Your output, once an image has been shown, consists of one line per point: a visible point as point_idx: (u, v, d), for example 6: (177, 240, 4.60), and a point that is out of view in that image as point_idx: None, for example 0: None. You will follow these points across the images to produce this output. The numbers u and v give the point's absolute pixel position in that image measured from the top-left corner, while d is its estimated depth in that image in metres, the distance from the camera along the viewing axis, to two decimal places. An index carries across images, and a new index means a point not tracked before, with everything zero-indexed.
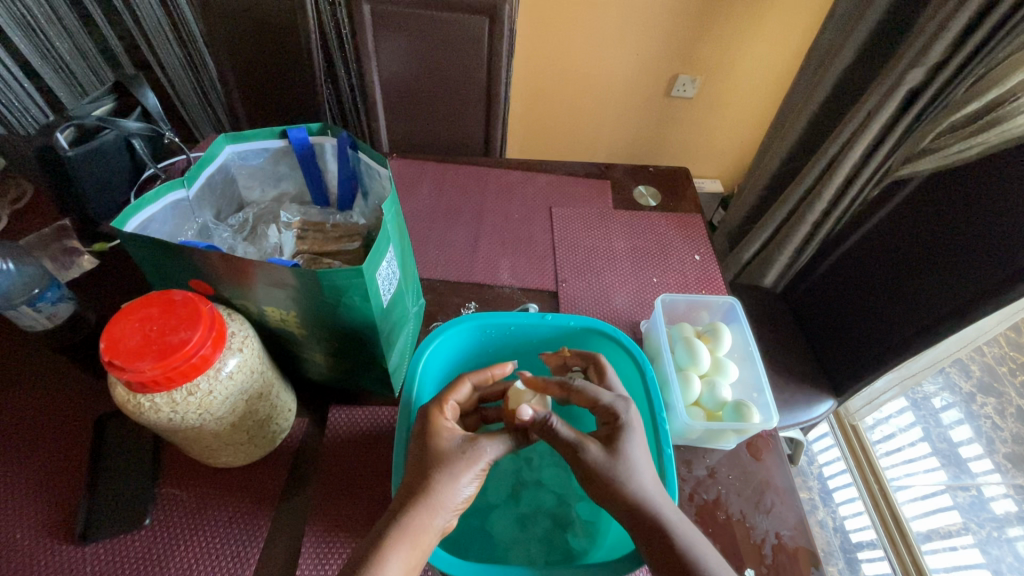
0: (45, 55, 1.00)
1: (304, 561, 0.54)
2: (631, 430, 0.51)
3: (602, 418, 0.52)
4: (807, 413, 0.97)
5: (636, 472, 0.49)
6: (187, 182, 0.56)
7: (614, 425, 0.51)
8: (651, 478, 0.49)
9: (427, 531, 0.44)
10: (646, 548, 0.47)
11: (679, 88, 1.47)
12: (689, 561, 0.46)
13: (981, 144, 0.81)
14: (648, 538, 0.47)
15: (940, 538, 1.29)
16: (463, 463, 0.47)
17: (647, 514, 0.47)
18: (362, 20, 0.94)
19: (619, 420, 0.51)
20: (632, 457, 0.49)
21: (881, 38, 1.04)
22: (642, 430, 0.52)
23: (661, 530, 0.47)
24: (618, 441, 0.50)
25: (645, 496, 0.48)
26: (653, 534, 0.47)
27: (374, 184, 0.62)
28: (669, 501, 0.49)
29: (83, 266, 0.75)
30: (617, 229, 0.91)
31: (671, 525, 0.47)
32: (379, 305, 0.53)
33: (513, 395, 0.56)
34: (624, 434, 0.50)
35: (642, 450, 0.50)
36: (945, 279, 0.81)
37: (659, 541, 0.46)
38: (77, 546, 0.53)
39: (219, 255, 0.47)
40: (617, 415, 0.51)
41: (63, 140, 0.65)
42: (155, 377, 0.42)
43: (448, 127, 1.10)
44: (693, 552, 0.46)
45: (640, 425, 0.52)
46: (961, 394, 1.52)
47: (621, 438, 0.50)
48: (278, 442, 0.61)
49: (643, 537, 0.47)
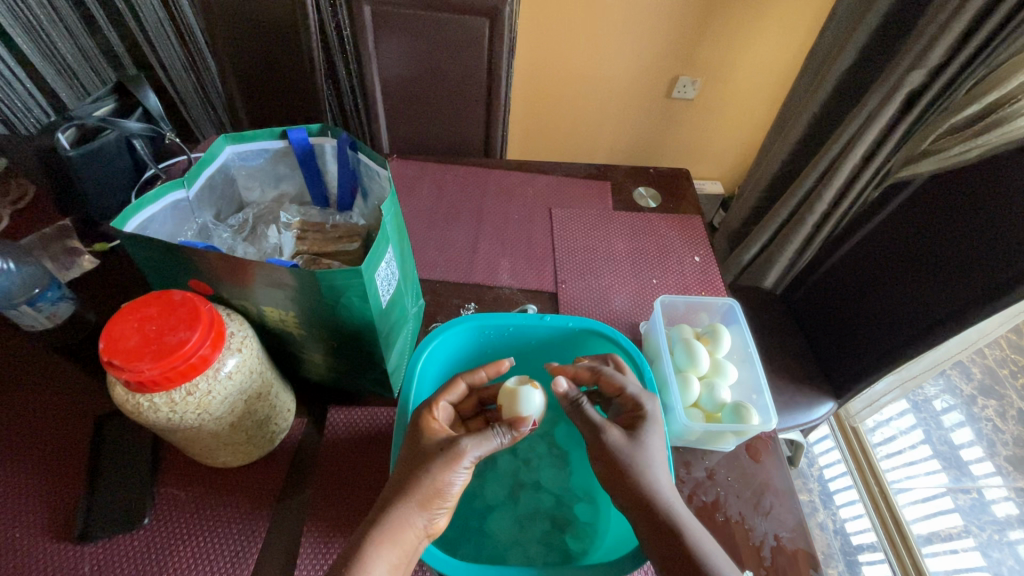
0: (47, 55, 0.99)
1: (302, 562, 0.54)
2: (653, 421, 0.53)
3: (625, 405, 0.55)
4: (807, 415, 0.97)
5: (652, 464, 0.50)
6: (187, 182, 0.56)
7: (637, 413, 0.53)
8: (666, 472, 0.50)
9: (407, 529, 0.45)
10: (654, 544, 0.47)
11: (680, 90, 1.47)
12: (696, 557, 0.45)
13: (981, 146, 0.82)
14: (658, 533, 0.47)
15: (940, 541, 1.29)
16: (443, 462, 0.46)
17: (662, 507, 0.48)
18: (363, 21, 0.94)
19: (642, 411, 0.53)
20: (651, 447, 0.51)
21: (881, 40, 1.04)
22: (663, 424, 0.54)
23: (669, 526, 0.47)
24: (639, 428, 0.52)
25: (659, 490, 0.49)
26: (663, 529, 0.47)
27: (374, 184, 0.62)
28: (679, 495, 0.50)
29: (83, 266, 0.75)
30: (617, 230, 0.91)
31: (681, 519, 0.48)
32: (378, 305, 0.53)
33: (507, 395, 0.56)
34: (647, 423, 0.53)
35: (659, 441, 0.52)
36: (946, 281, 0.81)
37: (669, 534, 0.46)
38: (75, 546, 0.53)
39: (219, 255, 0.47)
40: (642, 406, 0.54)
41: (64, 140, 0.65)
42: (154, 377, 0.43)
43: (449, 128, 1.10)
44: (698, 547, 0.46)
45: (661, 418, 0.54)
46: (962, 397, 1.52)
47: (643, 426, 0.52)
48: (277, 442, 0.61)
49: (651, 531, 0.47)
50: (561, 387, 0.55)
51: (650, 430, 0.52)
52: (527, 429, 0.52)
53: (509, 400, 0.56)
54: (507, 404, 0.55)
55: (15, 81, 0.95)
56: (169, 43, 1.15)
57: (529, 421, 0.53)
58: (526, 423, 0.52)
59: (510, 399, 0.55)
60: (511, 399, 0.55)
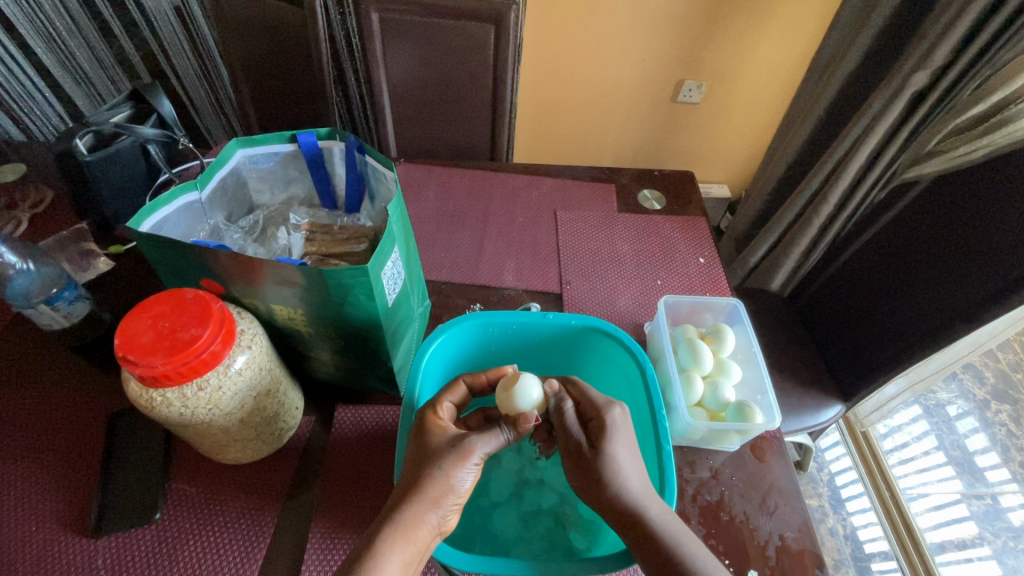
0: (64, 63, 1.04)
1: (311, 558, 0.54)
2: (616, 430, 0.52)
3: (591, 412, 0.54)
4: (815, 418, 0.96)
5: (623, 474, 0.50)
6: (199, 184, 0.58)
7: (600, 424, 0.53)
8: (637, 478, 0.50)
9: (420, 526, 0.45)
10: (636, 548, 0.47)
11: (685, 94, 1.48)
12: (677, 559, 0.46)
13: (988, 145, 0.80)
14: (639, 540, 0.47)
15: (955, 549, 1.26)
16: (453, 459, 0.48)
17: (634, 512, 0.48)
18: (372, 29, 0.95)
19: (603, 419, 0.52)
20: (620, 457, 0.51)
21: (886, 42, 1.04)
22: (629, 433, 0.53)
23: (649, 532, 0.47)
24: (606, 440, 0.51)
25: (630, 498, 0.49)
26: (641, 536, 0.47)
27: (381, 186, 0.63)
28: (658, 502, 0.49)
29: (99, 267, 0.77)
30: (621, 232, 0.91)
31: (658, 526, 0.48)
32: (385, 303, 0.54)
33: (507, 395, 0.54)
34: (610, 433, 0.52)
35: (628, 452, 0.52)
36: (953, 283, 0.80)
37: (645, 540, 0.47)
38: (89, 539, 0.54)
39: (230, 254, 0.48)
40: (602, 414, 0.53)
41: (81, 146, 0.67)
42: (167, 372, 0.44)
43: (456, 132, 1.11)
44: (680, 550, 0.47)
45: (627, 426, 0.53)
46: (975, 401, 1.50)
47: (606, 436, 0.51)
48: (286, 439, 0.62)
49: (631, 538, 0.48)
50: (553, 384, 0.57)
51: (617, 437, 0.52)
52: (532, 425, 0.52)
53: (509, 398, 0.54)
54: (509, 403, 0.54)
55: (28, 83, 1.00)
56: (183, 50, 1.19)
57: (533, 416, 0.52)
58: (531, 419, 0.51)
59: (508, 395, 0.54)
60: (512, 395, 0.54)
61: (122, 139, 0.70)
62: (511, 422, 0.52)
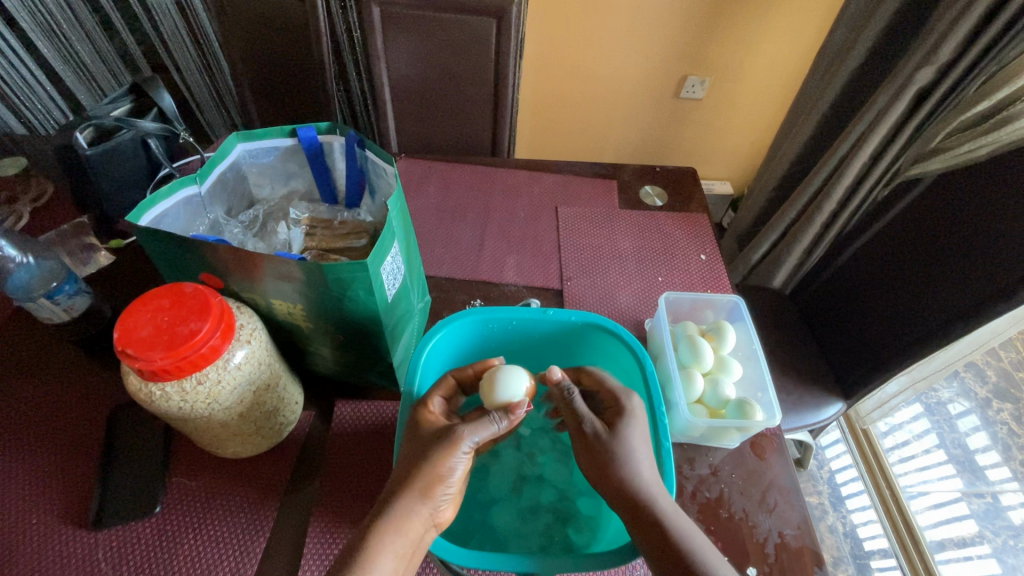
0: (65, 56, 1.04)
1: (309, 555, 0.54)
2: (633, 416, 0.53)
3: (608, 400, 0.55)
4: (816, 415, 0.96)
5: (634, 460, 0.50)
6: (199, 179, 0.58)
7: (618, 409, 0.54)
8: (649, 468, 0.50)
9: (412, 520, 0.45)
10: (640, 538, 0.47)
11: (689, 89, 1.47)
12: (683, 552, 0.46)
13: (992, 143, 0.80)
14: (646, 530, 0.47)
15: (954, 547, 1.27)
16: (443, 449, 0.47)
17: (645, 502, 0.48)
18: (373, 22, 0.95)
19: (620, 405, 0.53)
20: (632, 443, 0.51)
21: (891, 38, 1.04)
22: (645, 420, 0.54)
23: (655, 521, 0.47)
24: (620, 424, 0.52)
25: (642, 485, 0.49)
26: (646, 524, 0.47)
27: (381, 181, 0.63)
28: (666, 492, 0.50)
29: (99, 262, 0.77)
30: (622, 229, 0.91)
31: (666, 515, 0.48)
32: (384, 298, 0.54)
33: (490, 378, 0.55)
34: (626, 418, 0.53)
35: (641, 438, 0.52)
36: (958, 281, 0.79)
37: (650, 529, 0.47)
38: (89, 532, 0.54)
39: (229, 249, 0.48)
40: (619, 399, 0.54)
41: (82, 139, 0.67)
42: (166, 367, 0.44)
43: (457, 127, 1.11)
44: (686, 542, 0.46)
45: (643, 414, 0.53)
46: (977, 400, 1.50)
47: (622, 420, 0.52)
48: (287, 433, 0.62)
49: (637, 527, 0.47)
50: (555, 375, 0.55)
51: (634, 422, 0.53)
52: (522, 410, 0.53)
53: (489, 386, 0.55)
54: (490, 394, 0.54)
55: (28, 76, 1.00)
56: (184, 45, 1.18)
57: (522, 401, 0.53)
58: (520, 404, 0.52)
59: (488, 384, 0.55)
60: (491, 385, 0.55)
61: (123, 133, 0.70)
62: (501, 410, 0.52)
